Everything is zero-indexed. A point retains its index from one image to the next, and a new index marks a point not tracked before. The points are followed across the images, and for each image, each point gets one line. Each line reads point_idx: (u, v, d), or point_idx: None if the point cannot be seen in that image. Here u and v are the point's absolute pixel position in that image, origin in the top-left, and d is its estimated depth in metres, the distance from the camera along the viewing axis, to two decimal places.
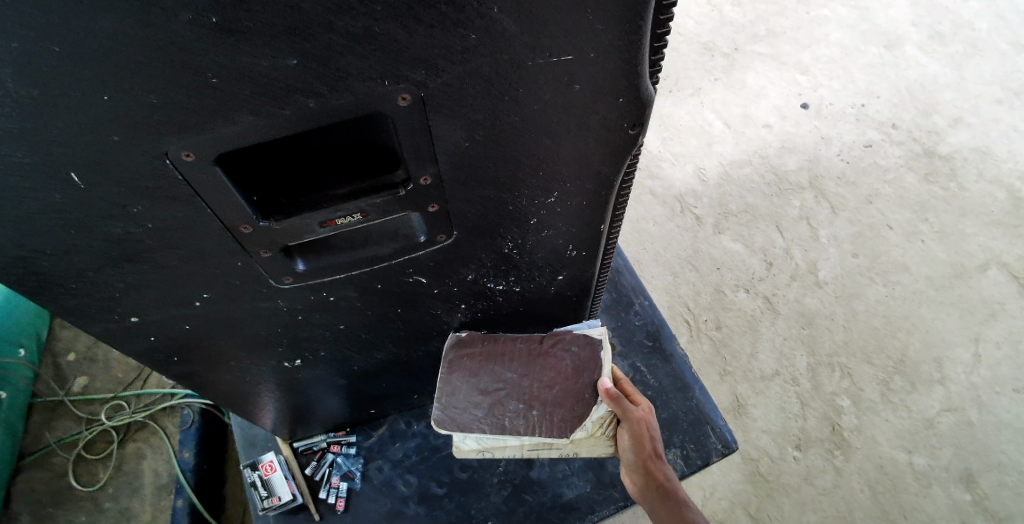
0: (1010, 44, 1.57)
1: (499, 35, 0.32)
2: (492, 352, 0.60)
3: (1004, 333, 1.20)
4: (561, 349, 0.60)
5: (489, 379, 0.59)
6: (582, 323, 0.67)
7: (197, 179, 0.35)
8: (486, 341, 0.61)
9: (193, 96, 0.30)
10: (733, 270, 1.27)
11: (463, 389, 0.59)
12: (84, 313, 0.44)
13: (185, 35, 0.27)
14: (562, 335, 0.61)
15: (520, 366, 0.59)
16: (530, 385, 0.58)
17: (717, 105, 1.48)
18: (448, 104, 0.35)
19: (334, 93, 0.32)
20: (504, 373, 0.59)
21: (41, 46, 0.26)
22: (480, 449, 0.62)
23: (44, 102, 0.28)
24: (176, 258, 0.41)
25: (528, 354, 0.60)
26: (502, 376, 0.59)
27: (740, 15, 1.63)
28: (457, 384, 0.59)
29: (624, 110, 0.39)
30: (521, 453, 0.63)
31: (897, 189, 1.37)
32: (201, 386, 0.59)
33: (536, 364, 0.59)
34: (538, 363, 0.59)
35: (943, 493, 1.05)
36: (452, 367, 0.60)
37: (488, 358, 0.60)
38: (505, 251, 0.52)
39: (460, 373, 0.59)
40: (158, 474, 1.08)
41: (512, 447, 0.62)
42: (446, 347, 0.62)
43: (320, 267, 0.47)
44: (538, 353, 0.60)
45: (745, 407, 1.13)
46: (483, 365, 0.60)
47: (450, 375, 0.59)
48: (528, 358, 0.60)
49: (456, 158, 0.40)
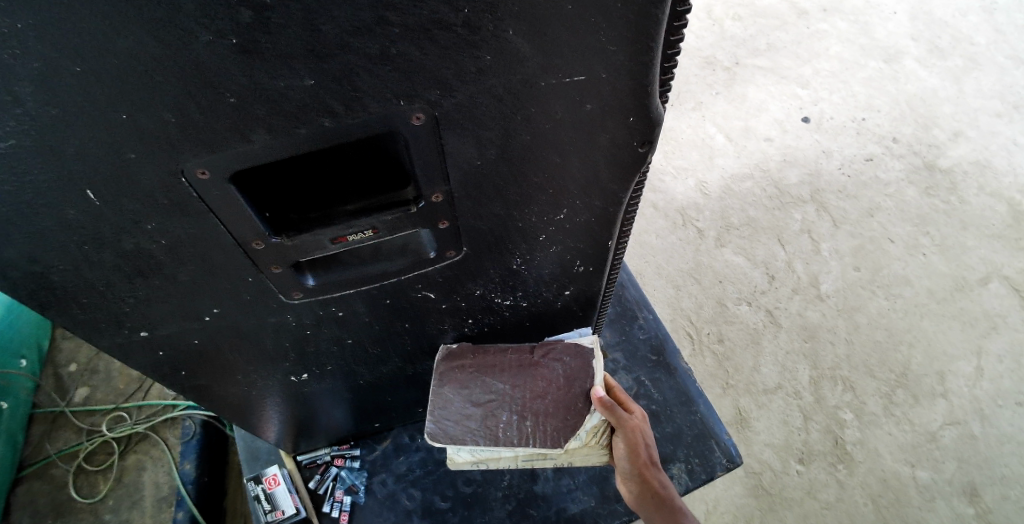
0: (1009, 59, 1.59)
1: (513, 56, 0.32)
2: (482, 364, 0.60)
3: (1006, 346, 1.20)
4: (552, 359, 0.60)
5: (480, 391, 0.59)
6: (574, 332, 0.68)
7: (212, 197, 0.36)
8: (477, 353, 0.61)
9: (211, 114, 0.31)
10: (735, 283, 1.27)
11: (456, 401, 0.58)
12: (95, 327, 0.44)
13: (205, 56, 0.28)
14: (552, 344, 0.62)
15: (510, 379, 0.59)
16: (521, 396, 0.58)
17: (718, 119, 1.49)
18: (461, 122, 0.36)
19: (349, 111, 0.33)
20: (495, 384, 0.59)
21: (63, 66, 0.26)
22: (474, 461, 0.60)
23: (61, 119, 0.29)
24: (189, 273, 0.41)
25: (519, 365, 0.60)
26: (493, 388, 0.59)
27: (741, 29, 1.65)
28: (449, 396, 0.58)
29: (633, 128, 0.39)
30: (515, 465, 0.62)
31: (898, 202, 1.38)
32: (207, 399, 0.59)
33: (526, 375, 0.59)
34: (529, 373, 0.59)
35: (946, 506, 1.04)
36: (443, 379, 0.60)
37: (480, 370, 0.60)
38: (513, 266, 0.53)
39: (452, 385, 0.59)
40: (158, 487, 1.08)
41: (506, 458, 0.61)
42: (439, 358, 0.62)
43: (328, 282, 0.47)
44: (529, 363, 0.60)
45: (747, 420, 1.13)
46: (476, 376, 0.60)
47: (442, 388, 0.59)
48: (519, 369, 0.60)
49: (468, 176, 0.40)
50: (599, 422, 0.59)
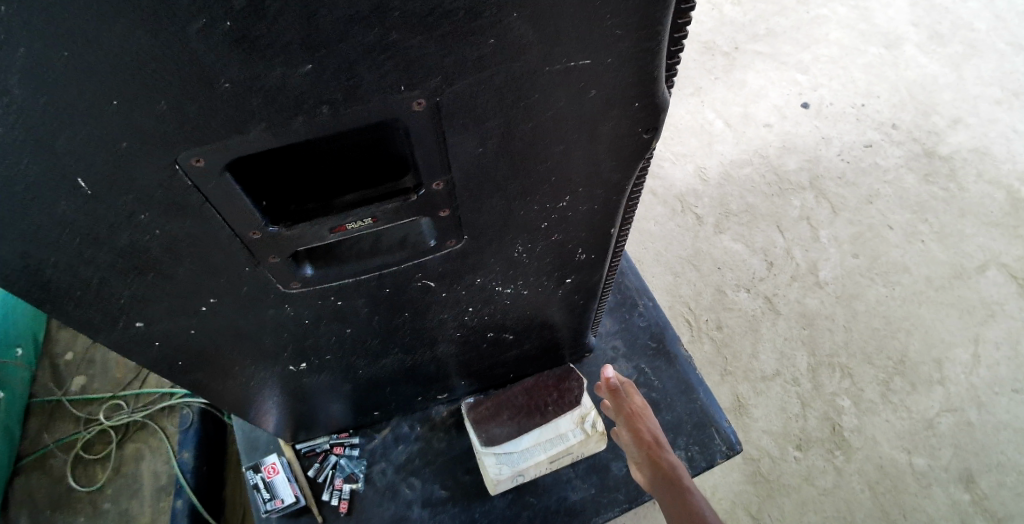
0: (1009, 45, 1.58)
1: (517, 41, 0.31)
2: (497, 404, 0.75)
3: (1003, 333, 1.20)
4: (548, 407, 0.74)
5: (497, 425, 0.73)
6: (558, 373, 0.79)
7: (207, 186, 0.35)
8: (493, 399, 0.76)
9: (206, 104, 0.29)
10: (734, 270, 1.27)
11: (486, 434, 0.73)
12: (90, 322, 0.43)
13: (199, 41, 0.26)
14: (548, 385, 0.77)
15: (519, 409, 0.74)
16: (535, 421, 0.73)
17: (717, 105, 1.48)
18: (462, 111, 0.35)
19: (349, 100, 0.32)
20: (508, 421, 0.73)
21: (50, 53, 0.25)
22: (515, 473, 0.71)
23: (51, 110, 0.28)
24: (185, 265, 0.40)
25: (524, 407, 0.74)
26: (507, 423, 0.73)
27: (740, 15, 1.63)
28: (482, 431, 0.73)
29: (638, 116, 0.39)
30: (546, 467, 0.72)
31: (897, 190, 1.37)
32: (206, 393, 0.58)
33: (529, 417, 0.73)
34: (531, 417, 0.73)
35: (942, 493, 1.05)
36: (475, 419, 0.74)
37: (498, 408, 0.75)
38: (514, 256, 0.52)
39: (481, 423, 0.74)
40: (157, 476, 1.07)
41: (538, 464, 0.72)
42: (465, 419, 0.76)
43: (327, 274, 0.46)
44: (531, 408, 0.74)
45: (746, 407, 1.13)
46: (495, 413, 0.74)
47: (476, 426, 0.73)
48: (525, 412, 0.74)
49: (469, 165, 0.39)
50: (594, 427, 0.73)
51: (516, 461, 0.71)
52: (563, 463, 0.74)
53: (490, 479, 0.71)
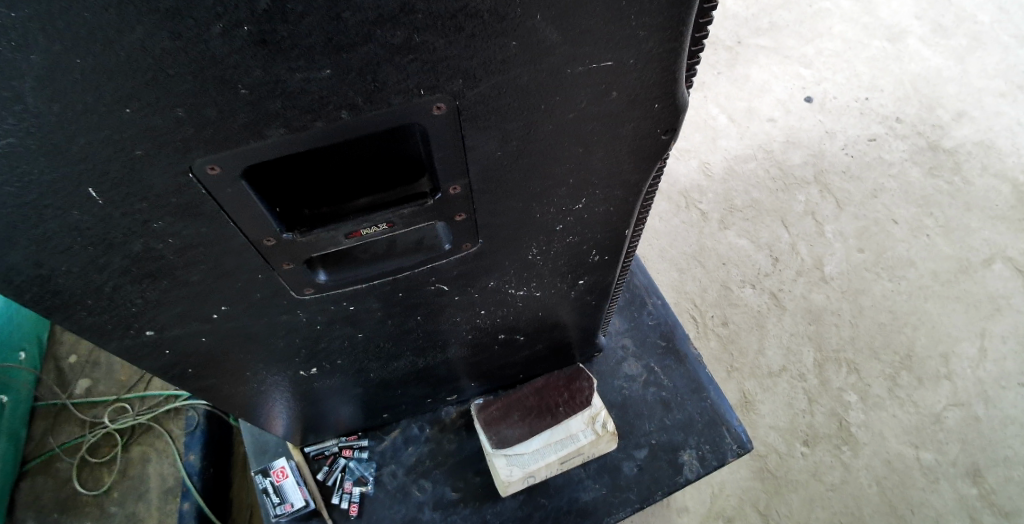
0: (1012, 38, 1.57)
1: (540, 43, 0.30)
2: (507, 404, 0.75)
3: (1010, 328, 1.19)
4: (559, 411, 0.74)
5: (507, 427, 0.73)
6: (572, 370, 0.79)
7: (223, 193, 0.34)
8: (503, 400, 0.75)
9: (225, 111, 0.29)
10: (739, 266, 1.27)
11: (497, 436, 0.72)
12: (100, 329, 0.42)
13: (218, 49, 0.26)
14: (558, 385, 0.76)
15: (529, 411, 0.74)
16: (547, 425, 0.72)
17: (721, 100, 1.48)
18: (483, 114, 0.34)
19: (370, 104, 0.31)
20: (517, 423, 0.73)
21: (65, 60, 0.25)
22: (526, 474, 0.71)
23: (65, 116, 0.27)
24: (198, 273, 0.40)
25: (534, 410, 0.74)
26: (516, 425, 0.73)
27: (743, 8, 1.63)
28: (492, 433, 0.72)
29: (658, 117, 0.38)
30: (558, 468, 0.72)
31: (902, 184, 1.37)
32: (216, 398, 0.58)
33: (538, 420, 0.73)
34: (540, 419, 0.73)
35: (950, 488, 1.05)
36: (486, 422, 0.73)
37: (507, 408, 0.74)
38: (529, 258, 0.51)
39: (492, 425, 0.73)
40: (164, 479, 1.06)
41: (548, 466, 0.71)
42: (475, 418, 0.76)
43: (341, 279, 0.46)
44: (541, 410, 0.74)
45: (753, 403, 1.13)
46: (505, 413, 0.74)
47: (487, 429, 0.73)
48: (535, 416, 0.73)
49: (487, 168, 0.39)
50: (602, 429, 0.72)
51: (528, 462, 0.71)
52: (576, 464, 0.73)
53: (501, 481, 0.71)
